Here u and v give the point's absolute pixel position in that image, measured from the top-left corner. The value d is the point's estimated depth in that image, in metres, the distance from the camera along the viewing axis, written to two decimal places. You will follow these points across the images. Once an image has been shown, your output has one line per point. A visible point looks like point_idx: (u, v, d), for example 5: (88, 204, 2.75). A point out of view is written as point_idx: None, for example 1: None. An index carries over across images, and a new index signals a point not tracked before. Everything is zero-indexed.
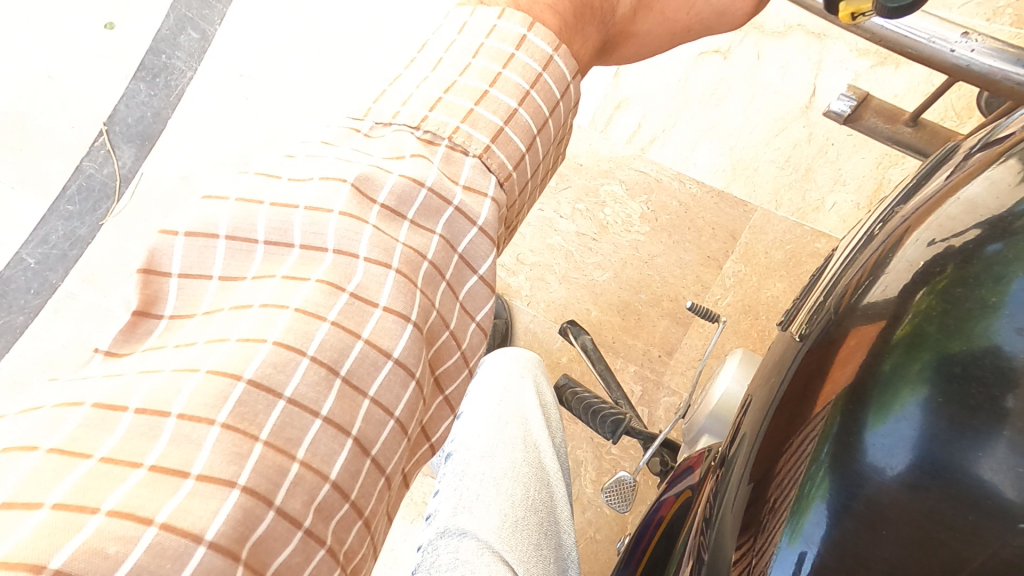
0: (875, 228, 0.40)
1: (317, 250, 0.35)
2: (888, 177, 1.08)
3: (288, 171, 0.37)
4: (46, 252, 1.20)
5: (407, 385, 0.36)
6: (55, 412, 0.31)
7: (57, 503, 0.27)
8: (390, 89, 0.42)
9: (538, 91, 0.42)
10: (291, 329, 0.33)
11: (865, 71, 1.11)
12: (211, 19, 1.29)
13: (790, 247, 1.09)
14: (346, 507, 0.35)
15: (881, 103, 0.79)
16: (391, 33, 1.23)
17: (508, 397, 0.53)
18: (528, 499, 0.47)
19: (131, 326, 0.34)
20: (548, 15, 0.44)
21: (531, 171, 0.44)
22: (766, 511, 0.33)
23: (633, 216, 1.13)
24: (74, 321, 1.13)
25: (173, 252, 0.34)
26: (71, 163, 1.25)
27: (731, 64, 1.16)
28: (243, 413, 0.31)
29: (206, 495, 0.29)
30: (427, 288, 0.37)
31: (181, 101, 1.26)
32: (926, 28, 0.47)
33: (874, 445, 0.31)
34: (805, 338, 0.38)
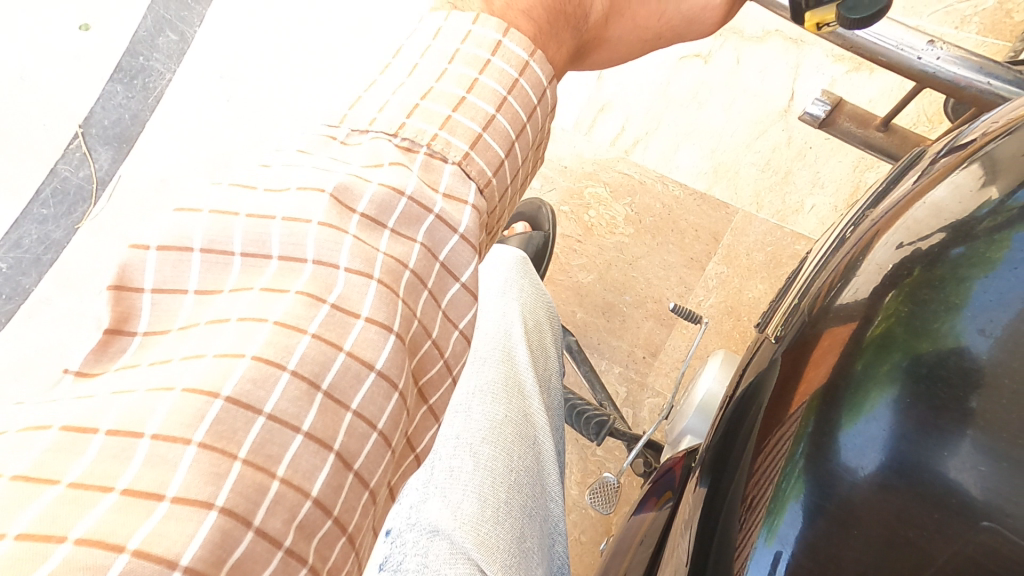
0: (846, 232, 0.40)
1: (296, 261, 0.35)
2: (865, 180, 1.10)
3: (263, 182, 0.36)
4: (19, 256, 1.17)
5: (390, 397, 0.35)
6: (19, 436, 0.30)
7: (21, 532, 0.27)
8: (366, 95, 0.42)
9: (515, 97, 0.42)
10: (270, 343, 0.32)
11: (841, 76, 1.13)
12: (190, 20, 1.27)
13: (771, 248, 1.10)
14: (328, 523, 0.34)
15: (854, 108, 0.81)
16: (374, 34, 1.22)
17: (489, 344, 0.58)
18: (505, 471, 0.48)
19: (103, 343, 0.33)
20: (522, 22, 0.44)
21: (511, 177, 0.44)
22: (744, 510, 0.34)
23: (617, 218, 1.14)
24: (49, 326, 1.10)
25: (145, 267, 0.34)
26: (46, 165, 1.22)
27: (711, 69, 1.17)
28: (221, 431, 0.31)
29: (183, 518, 0.29)
30: (407, 298, 0.37)
31: (160, 102, 1.24)
32: (895, 36, 0.48)
33: (846, 446, 0.32)
34: (780, 340, 0.38)
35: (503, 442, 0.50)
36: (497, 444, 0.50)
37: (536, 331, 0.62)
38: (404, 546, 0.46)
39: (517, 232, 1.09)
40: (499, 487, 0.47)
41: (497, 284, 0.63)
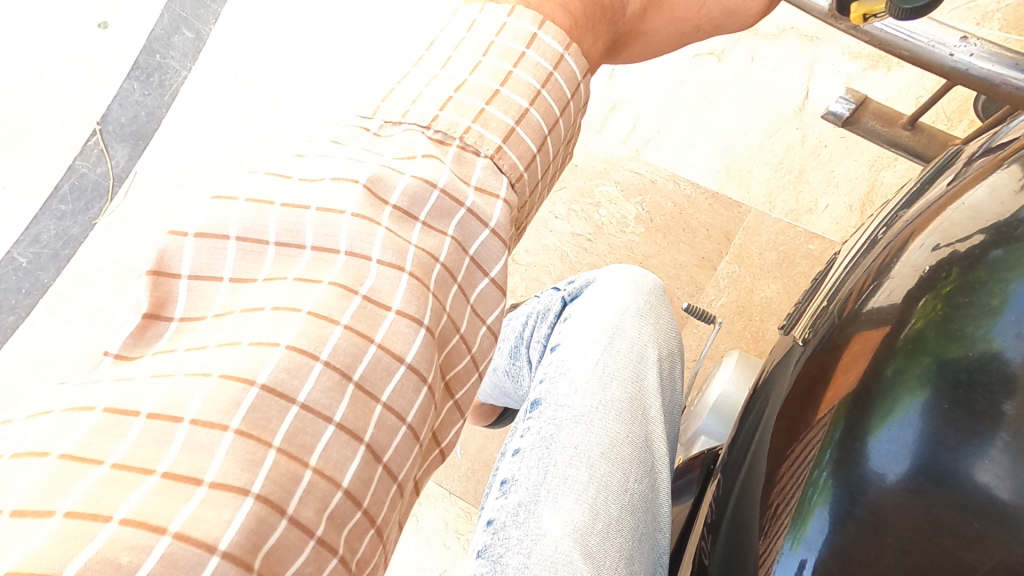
0: (879, 232, 0.43)
1: (329, 252, 0.35)
2: (881, 179, 1.09)
3: (299, 171, 0.37)
4: (37, 251, 1.19)
5: (419, 391, 0.36)
6: (66, 416, 0.30)
7: (69, 511, 0.28)
8: (398, 87, 0.41)
9: (549, 90, 0.42)
10: (304, 333, 0.33)
11: (857, 74, 1.13)
12: (206, 19, 1.29)
13: (783, 248, 1.10)
14: (358, 515, 0.34)
15: (878, 105, 0.79)
16: (388, 33, 1.23)
17: (622, 361, 0.56)
18: (621, 492, 0.50)
19: (140, 329, 0.33)
20: (559, 15, 0.44)
21: (542, 172, 0.44)
22: (767, 516, 0.37)
23: (628, 217, 1.14)
24: (68, 321, 1.13)
25: (182, 253, 0.34)
26: (64, 162, 1.24)
27: (725, 67, 1.17)
28: (256, 419, 0.31)
29: (220, 504, 0.30)
30: (437, 291, 0.37)
31: (175, 100, 1.26)
32: (926, 32, 0.47)
33: (878, 450, 0.35)
34: (807, 342, 0.41)
35: (619, 460, 0.51)
36: (615, 462, 0.51)
37: (667, 360, 0.60)
38: (509, 535, 0.49)
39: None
40: (609, 505, 0.49)
41: (633, 298, 0.61)
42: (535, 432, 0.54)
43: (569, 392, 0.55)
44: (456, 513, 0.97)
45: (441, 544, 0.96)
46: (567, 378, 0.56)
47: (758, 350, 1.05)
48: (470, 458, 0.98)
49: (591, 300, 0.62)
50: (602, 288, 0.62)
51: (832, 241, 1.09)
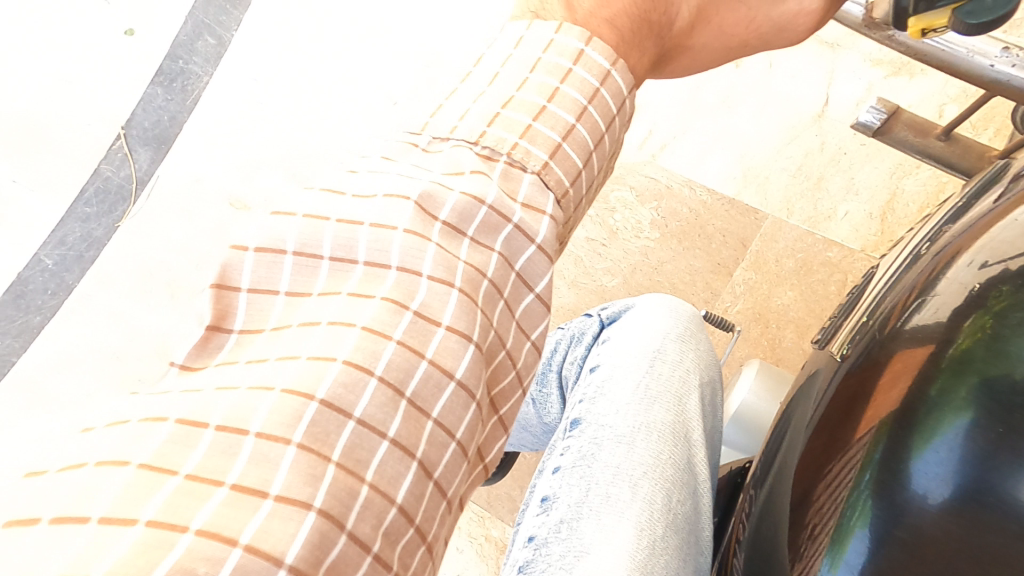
0: (921, 248, 0.46)
1: (381, 267, 0.36)
2: (902, 186, 1.08)
3: (353, 188, 0.38)
4: (63, 253, 1.22)
5: (468, 407, 0.36)
6: (141, 426, 0.32)
7: (150, 520, 0.29)
8: (447, 103, 0.43)
9: (596, 106, 0.42)
10: (359, 348, 0.34)
11: (878, 81, 1.12)
12: (228, 26, 1.31)
13: (801, 254, 1.09)
14: (411, 531, 0.35)
15: (910, 116, 0.81)
16: (407, 40, 1.26)
17: (664, 384, 0.57)
18: (666, 512, 0.51)
19: (203, 340, 0.35)
20: (606, 32, 0.44)
21: (587, 186, 0.44)
22: (806, 537, 0.41)
23: (643, 222, 1.14)
24: (92, 321, 1.18)
25: (243, 267, 0.35)
26: (89, 165, 1.27)
27: (743, 73, 1.16)
28: (316, 433, 0.32)
29: (285, 517, 0.30)
30: (484, 306, 0.37)
31: (197, 105, 1.28)
32: (968, 44, 0.55)
33: (921, 469, 0.39)
34: (846, 358, 0.44)
35: (663, 481, 0.52)
36: (658, 483, 0.52)
37: (708, 387, 0.61)
38: (550, 551, 0.50)
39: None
40: (654, 525, 0.50)
41: (673, 323, 0.62)
42: (575, 450, 0.55)
43: (611, 413, 0.55)
44: (469, 518, 0.98)
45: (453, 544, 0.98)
46: (608, 400, 0.56)
47: (774, 357, 1.05)
48: None
49: (630, 322, 0.62)
50: (641, 311, 0.63)
51: (851, 248, 1.09)
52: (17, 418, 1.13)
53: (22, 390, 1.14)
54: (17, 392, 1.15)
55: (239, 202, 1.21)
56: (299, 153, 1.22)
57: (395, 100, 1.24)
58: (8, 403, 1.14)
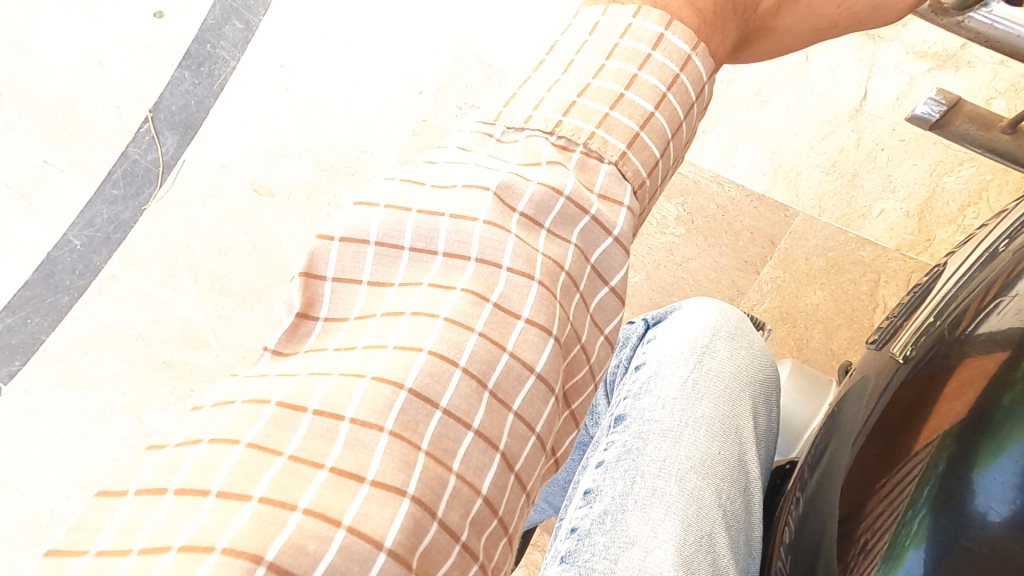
0: (999, 245, 0.44)
1: (460, 259, 0.42)
2: (941, 185, 1.04)
3: (431, 180, 0.44)
4: (91, 234, 1.23)
5: (546, 401, 0.42)
6: (246, 407, 0.38)
7: (263, 497, 0.35)
8: (520, 93, 0.49)
9: (674, 93, 0.48)
10: (443, 339, 0.39)
11: (921, 75, 1.07)
12: (255, 10, 1.29)
13: (832, 254, 1.06)
14: (495, 521, 0.40)
15: (973, 108, 0.83)
16: (436, 28, 1.24)
17: (713, 383, 0.58)
18: (714, 505, 0.53)
19: (293, 327, 0.41)
20: (685, 13, 0.50)
21: (662, 175, 0.50)
22: (856, 552, 0.40)
23: (669, 218, 1.11)
24: (118, 303, 1.18)
25: (329, 256, 0.42)
26: (117, 148, 1.27)
27: (778, 65, 1.12)
28: (406, 421, 0.38)
29: (382, 502, 0.36)
30: (562, 299, 0.43)
31: (223, 90, 1.28)
32: None
33: (983, 486, 0.37)
34: (908, 360, 0.43)
35: (711, 477, 0.53)
36: (705, 478, 0.53)
37: (761, 385, 0.62)
38: (592, 530, 0.53)
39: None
40: (702, 519, 0.52)
41: (720, 322, 0.62)
42: (620, 443, 0.57)
43: (657, 408, 0.57)
44: None
45: None
46: (657, 397, 0.58)
47: (802, 358, 1.03)
48: None
49: (677, 321, 0.63)
50: (689, 312, 0.64)
51: (885, 247, 1.05)
52: (48, 396, 1.16)
53: (53, 369, 1.17)
54: (48, 370, 1.17)
55: (262, 187, 1.22)
56: (327, 140, 1.23)
57: (420, 89, 1.23)
58: (38, 383, 1.16)
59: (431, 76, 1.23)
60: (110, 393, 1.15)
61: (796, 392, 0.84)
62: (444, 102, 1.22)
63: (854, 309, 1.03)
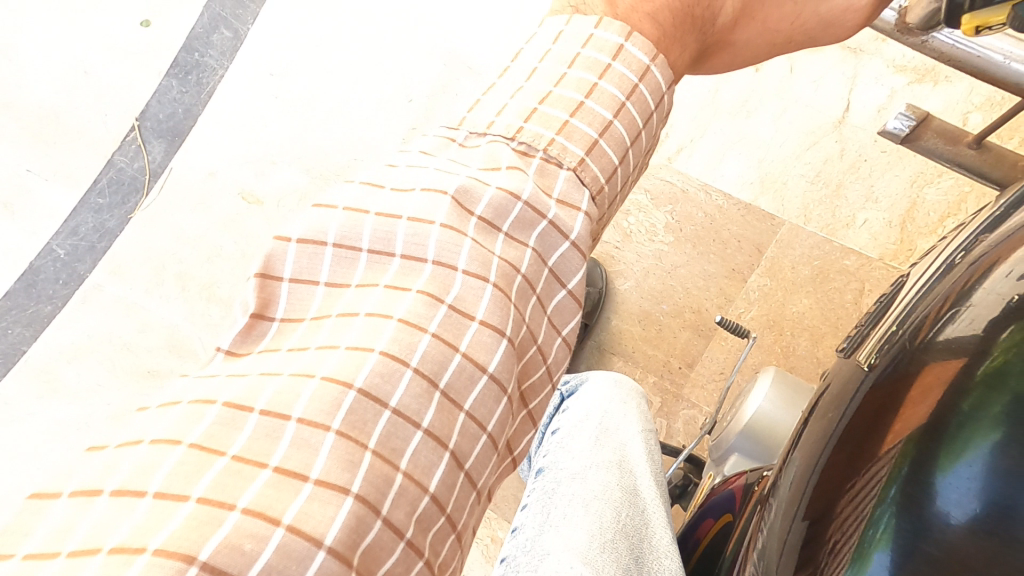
0: (954, 257, 0.42)
1: (417, 261, 0.42)
2: (923, 196, 1.05)
3: (391, 183, 0.45)
4: (75, 243, 1.23)
5: (499, 401, 0.42)
6: (193, 407, 0.38)
7: (201, 497, 0.34)
8: (485, 99, 0.50)
9: (633, 102, 0.49)
10: (396, 339, 0.39)
11: (901, 87, 1.09)
12: (244, 19, 1.30)
13: (818, 262, 1.07)
14: (442, 519, 0.41)
15: (942, 124, 0.79)
16: (430, 35, 1.25)
17: (609, 432, 0.65)
18: (616, 519, 0.53)
19: (248, 327, 0.42)
20: (646, 25, 0.51)
21: (622, 182, 0.51)
22: (826, 552, 0.35)
23: (657, 225, 1.13)
24: (102, 312, 1.18)
25: (286, 257, 0.42)
26: (103, 155, 1.27)
27: (762, 78, 1.14)
28: (353, 421, 0.38)
29: (325, 501, 0.36)
30: (517, 301, 0.43)
31: (212, 98, 1.27)
32: (1003, 49, 0.57)
33: (947, 489, 0.33)
34: (873, 367, 0.39)
35: (614, 498, 0.56)
36: (610, 499, 0.56)
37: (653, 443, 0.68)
38: (516, 565, 0.54)
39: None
40: (607, 530, 0.52)
41: (613, 389, 0.73)
42: (539, 491, 0.62)
43: (565, 459, 0.63)
44: None
45: None
46: (564, 448, 0.65)
47: (788, 366, 1.04)
48: None
49: (582, 392, 0.74)
50: (590, 384, 0.74)
51: (869, 256, 1.06)
52: (30, 407, 1.14)
53: (32, 378, 1.15)
54: (27, 379, 1.15)
55: (251, 195, 1.21)
56: (319, 148, 1.23)
57: (410, 97, 1.23)
58: (19, 393, 1.15)
59: (421, 84, 1.23)
60: (93, 402, 1.13)
61: (780, 401, 0.85)
62: (434, 111, 1.22)
63: (840, 315, 1.04)
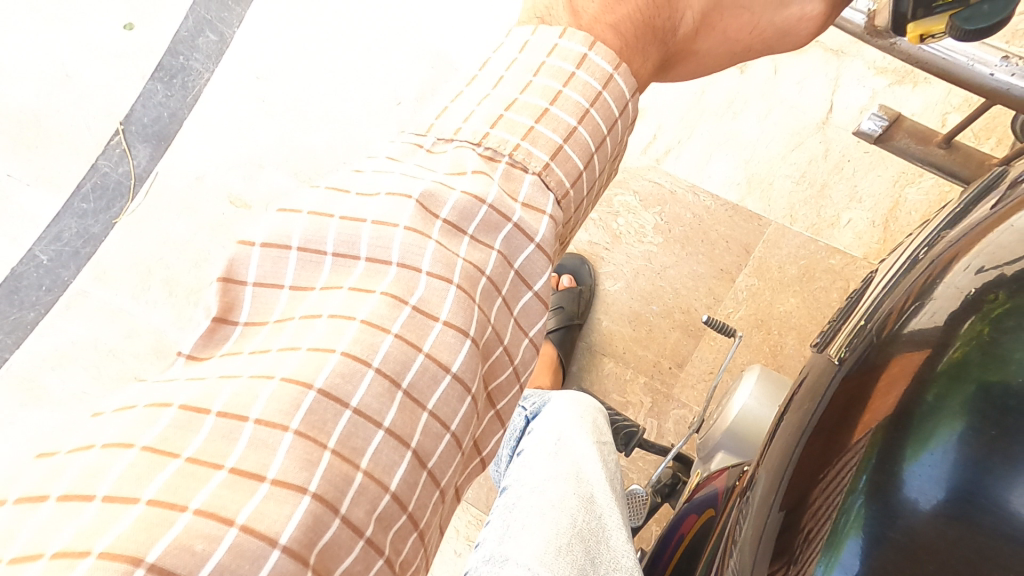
0: (919, 252, 0.42)
1: (382, 263, 0.42)
2: (905, 195, 1.06)
3: (356, 187, 0.46)
4: (58, 249, 1.22)
5: (463, 400, 0.43)
6: (148, 411, 0.38)
7: (152, 499, 0.34)
8: (452, 106, 0.50)
9: (597, 108, 0.50)
10: (358, 340, 0.40)
11: (883, 89, 1.10)
12: (230, 22, 1.29)
13: (804, 261, 1.08)
14: (403, 517, 0.41)
15: (913, 123, 0.78)
16: (419, 35, 1.24)
17: (567, 443, 0.67)
18: (572, 526, 0.55)
19: (210, 331, 0.42)
20: (609, 35, 0.52)
21: (587, 188, 0.52)
22: (800, 541, 0.35)
23: (646, 227, 1.14)
24: (86, 318, 1.17)
25: (249, 262, 0.43)
26: (86, 160, 1.26)
27: (747, 79, 1.14)
28: (313, 420, 0.38)
29: (281, 500, 0.36)
30: (482, 303, 0.44)
31: (197, 102, 1.27)
32: (965, 51, 0.50)
33: (915, 477, 0.33)
34: (844, 361, 0.40)
35: (571, 507, 0.57)
36: (567, 507, 0.57)
37: (607, 455, 0.70)
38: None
39: (560, 286, 1.16)
40: (564, 536, 0.53)
41: (573, 405, 0.75)
42: (500, 507, 0.62)
43: (524, 472, 0.64)
44: (467, 520, 1.09)
45: (453, 549, 1.09)
46: (524, 464, 0.66)
47: (777, 364, 1.05)
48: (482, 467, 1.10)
49: (544, 412, 0.75)
50: (552, 403, 0.76)
51: (854, 256, 1.07)
52: (11, 415, 1.13)
53: (14, 387, 1.14)
54: (9, 387, 1.14)
55: (239, 200, 1.21)
56: (308, 151, 1.22)
57: (399, 100, 1.23)
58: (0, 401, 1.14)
59: (410, 88, 1.23)
60: (76, 409, 1.12)
61: (764, 398, 0.85)
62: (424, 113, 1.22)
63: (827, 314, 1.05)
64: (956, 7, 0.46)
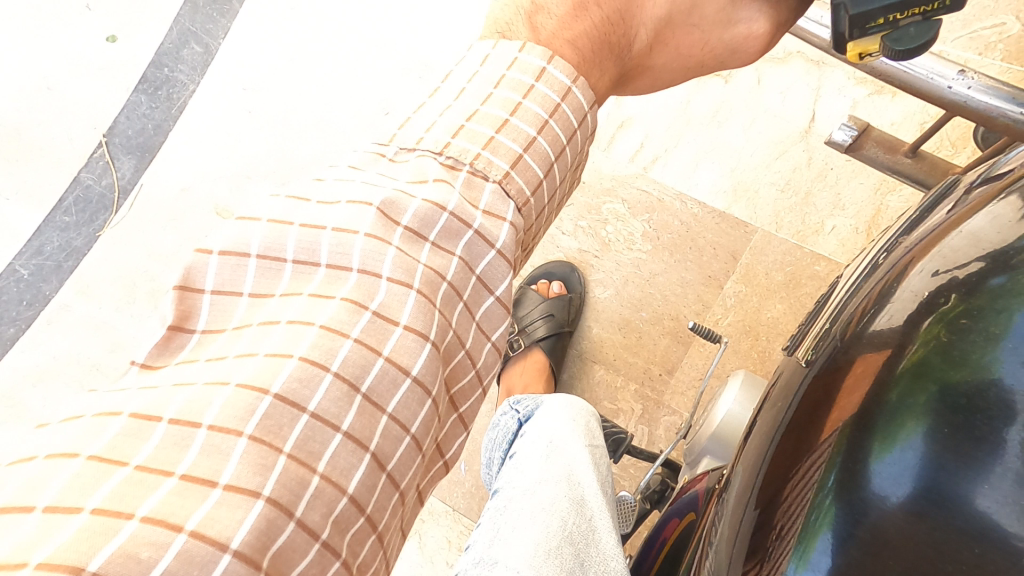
0: (879, 257, 0.43)
1: (343, 270, 0.44)
2: (886, 203, 1.07)
3: (317, 196, 0.47)
4: (40, 263, 1.21)
5: (423, 403, 0.45)
6: (96, 421, 0.40)
7: (95, 509, 0.36)
8: (415, 117, 0.52)
9: (556, 119, 0.51)
10: (316, 345, 0.41)
11: (862, 99, 1.11)
12: (216, 34, 1.28)
13: (790, 268, 1.09)
14: (361, 520, 0.43)
15: (881, 133, 0.80)
16: (407, 44, 1.23)
17: (561, 446, 0.66)
18: (563, 532, 0.54)
19: (166, 340, 0.44)
20: (567, 51, 0.54)
21: (548, 196, 0.54)
22: (773, 538, 0.35)
23: (635, 234, 1.14)
24: (67, 333, 1.15)
25: (207, 269, 0.44)
26: (69, 173, 1.25)
27: (732, 88, 1.15)
28: (269, 425, 0.40)
29: (233, 505, 0.38)
30: (442, 307, 0.46)
31: (183, 114, 1.26)
32: (924, 65, 0.50)
33: (881, 474, 0.33)
34: (812, 364, 0.41)
35: (562, 511, 0.56)
36: (558, 511, 0.56)
37: (599, 457, 0.69)
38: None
39: (550, 293, 1.15)
40: (554, 542, 0.53)
41: (567, 409, 0.74)
42: (490, 509, 0.61)
43: (517, 475, 0.64)
44: (459, 530, 1.08)
45: (444, 560, 1.08)
46: (517, 467, 0.65)
47: (765, 370, 1.05)
48: (472, 476, 1.10)
49: (538, 415, 0.74)
50: (548, 406, 0.75)
51: (838, 263, 1.08)
52: None
53: None
54: None
55: (227, 211, 1.20)
56: (297, 162, 1.21)
57: (388, 110, 1.21)
58: None
59: (400, 96, 1.22)
60: None
61: (749, 402, 0.86)
62: None
63: None
64: (886, 28, 0.45)
